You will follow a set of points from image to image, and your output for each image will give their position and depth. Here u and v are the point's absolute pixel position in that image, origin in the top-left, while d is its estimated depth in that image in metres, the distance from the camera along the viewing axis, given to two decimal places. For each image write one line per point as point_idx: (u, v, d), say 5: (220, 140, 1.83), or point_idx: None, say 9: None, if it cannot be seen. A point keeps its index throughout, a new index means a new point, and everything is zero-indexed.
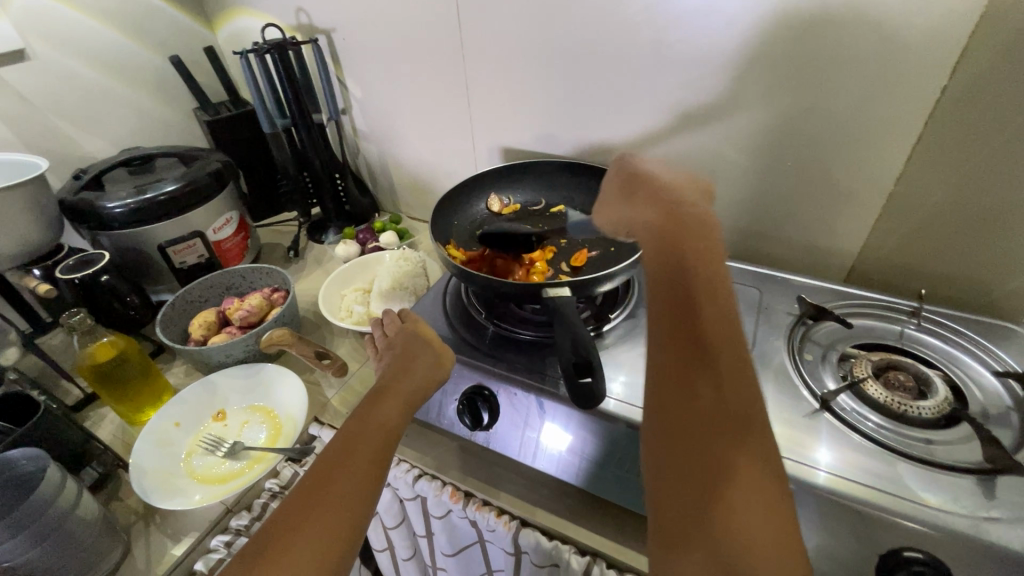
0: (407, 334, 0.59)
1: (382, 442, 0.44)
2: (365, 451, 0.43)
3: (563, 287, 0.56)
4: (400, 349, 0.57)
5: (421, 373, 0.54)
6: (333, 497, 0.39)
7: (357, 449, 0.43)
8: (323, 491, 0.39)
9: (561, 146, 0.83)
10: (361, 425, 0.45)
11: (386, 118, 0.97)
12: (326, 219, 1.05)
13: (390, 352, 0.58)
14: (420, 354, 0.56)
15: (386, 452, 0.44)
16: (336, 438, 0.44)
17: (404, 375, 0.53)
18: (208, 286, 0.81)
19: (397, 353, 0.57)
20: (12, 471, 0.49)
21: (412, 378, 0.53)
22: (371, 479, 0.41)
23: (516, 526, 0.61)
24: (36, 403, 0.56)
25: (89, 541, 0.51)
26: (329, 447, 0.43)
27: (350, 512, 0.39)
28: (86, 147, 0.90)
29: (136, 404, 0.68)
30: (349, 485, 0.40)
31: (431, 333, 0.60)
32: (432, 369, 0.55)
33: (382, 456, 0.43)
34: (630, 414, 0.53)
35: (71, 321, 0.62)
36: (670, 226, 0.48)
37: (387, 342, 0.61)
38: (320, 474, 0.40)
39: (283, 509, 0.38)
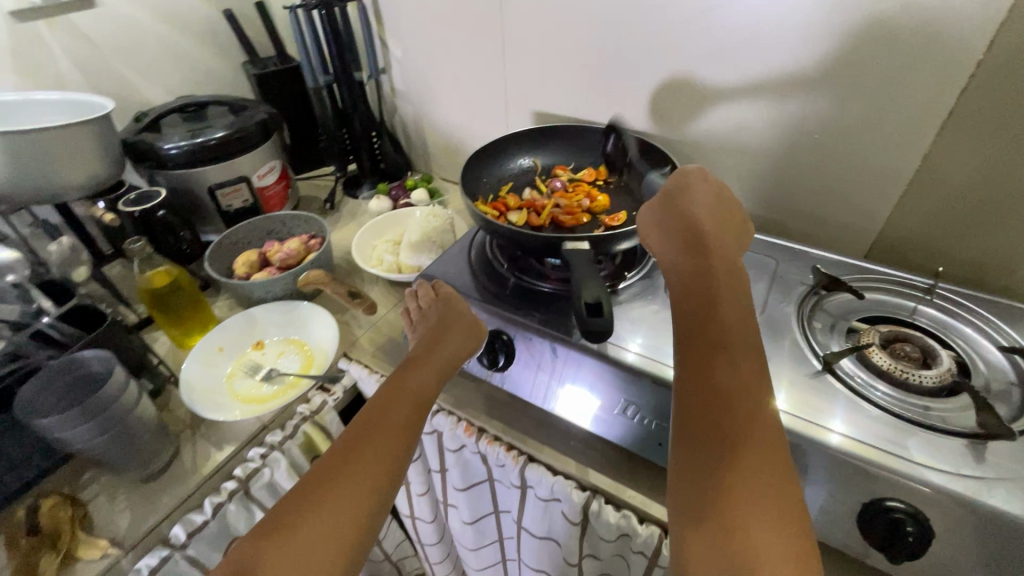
0: (442, 306, 0.64)
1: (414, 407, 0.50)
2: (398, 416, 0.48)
3: (582, 242, 0.59)
4: (434, 321, 0.63)
5: (452, 349, 0.59)
6: (368, 451, 0.45)
7: (389, 413, 0.48)
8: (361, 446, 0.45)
9: (589, 112, 0.85)
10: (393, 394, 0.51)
11: (423, 79, 1.00)
12: (361, 175, 1.08)
13: (426, 323, 0.63)
14: (454, 330, 0.61)
15: (416, 417, 0.50)
16: (369, 404, 0.50)
17: (436, 346, 0.58)
18: (252, 229, 0.87)
19: (433, 324, 0.62)
20: (84, 370, 0.55)
21: (444, 350, 0.58)
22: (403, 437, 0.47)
23: (524, 461, 0.64)
24: (102, 313, 0.61)
25: (144, 439, 0.58)
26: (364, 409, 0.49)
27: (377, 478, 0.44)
28: (147, 93, 0.96)
29: (187, 329, 0.75)
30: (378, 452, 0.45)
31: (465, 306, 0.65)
32: (464, 344, 0.60)
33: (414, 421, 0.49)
34: (640, 362, 0.56)
35: (134, 247, 0.68)
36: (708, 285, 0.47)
37: (421, 314, 0.66)
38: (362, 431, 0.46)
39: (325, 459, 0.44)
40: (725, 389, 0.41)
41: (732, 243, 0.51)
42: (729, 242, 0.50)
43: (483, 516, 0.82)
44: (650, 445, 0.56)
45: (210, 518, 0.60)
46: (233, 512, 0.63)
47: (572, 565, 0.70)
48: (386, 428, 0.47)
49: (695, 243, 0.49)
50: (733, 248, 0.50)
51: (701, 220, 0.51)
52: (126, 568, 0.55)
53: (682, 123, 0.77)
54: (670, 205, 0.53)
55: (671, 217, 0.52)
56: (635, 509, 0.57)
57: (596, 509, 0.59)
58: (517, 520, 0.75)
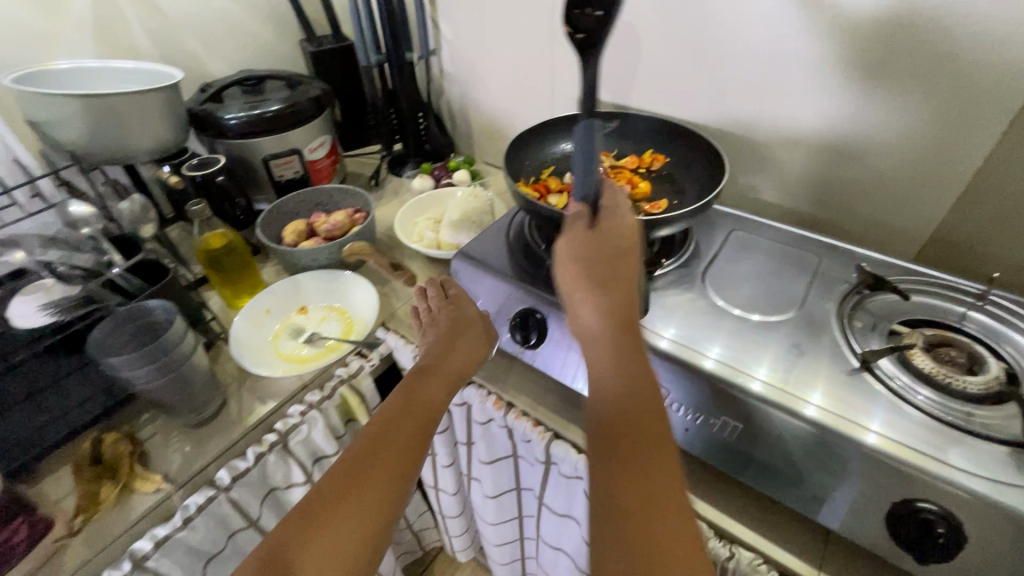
0: (452, 310, 0.63)
1: (425, 418, 0.50)
2: (408, 428, 0.49)
3: None
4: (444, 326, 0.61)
5: (460, 356, 0.58)
6: (377, 466, 0.45)
7: (399, 426, 0.48)
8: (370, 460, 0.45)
9: (636, 99, 0.85)
10: (408, 403, 0.51)
11: (472, 61, 1.02)
12: (405, 154, 1.11)
13: (433, 326, 0.62)
14: (464, 337, 0.60)
15: (429, 428, 0.50)
16: (378, 414, 0.50)
17: (449, 353, 0.58)
18: (301, 200, 0.91)
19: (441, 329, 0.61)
20: (148, 317, 0.59)
21: (456, 356, 0.58)
22: (412, 450, 0.47)
23: (550, 437, 0.65)
24: (166, 268, 0.66)
25: (197, 386, 0.62)
26: (373, 419, 0.49)
27: (387, 490, 0.45)
28: (212, 67, 1.00)
29: (238, 291, 0.79)
30: (386, 468, 0.45)
31: (475, 311, 0.64)
32: (476, 350, 0.60)
33: (424, 434, 0.50)
34: (673, 349, 0.57)
35: (195, 209, 0.72)
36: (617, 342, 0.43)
37: (431, 317, 0.65)
38: (367, 447, 0.46)
39: (334, 472, 0.45)
40: (638, 451, 0.38)
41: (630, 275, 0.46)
42: (625, 277, 0.46)
43: (505, 491, 0.85)
44: (678, 428, 0.58)
45: (251, 466, 0.64)
46: (272, 462, 0.66)
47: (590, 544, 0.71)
48: (390, 444, 0.47)
49: (598, 287, 0.45)
50: (628, 282, 0.46)
51: (602, 256, 0.46)
52: (175, 503, 0.60)
53: (730, 114, 0.76)
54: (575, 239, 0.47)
55: (574, 257, 0.46)
56: None
57: None
58: (539, 496, 0.77)
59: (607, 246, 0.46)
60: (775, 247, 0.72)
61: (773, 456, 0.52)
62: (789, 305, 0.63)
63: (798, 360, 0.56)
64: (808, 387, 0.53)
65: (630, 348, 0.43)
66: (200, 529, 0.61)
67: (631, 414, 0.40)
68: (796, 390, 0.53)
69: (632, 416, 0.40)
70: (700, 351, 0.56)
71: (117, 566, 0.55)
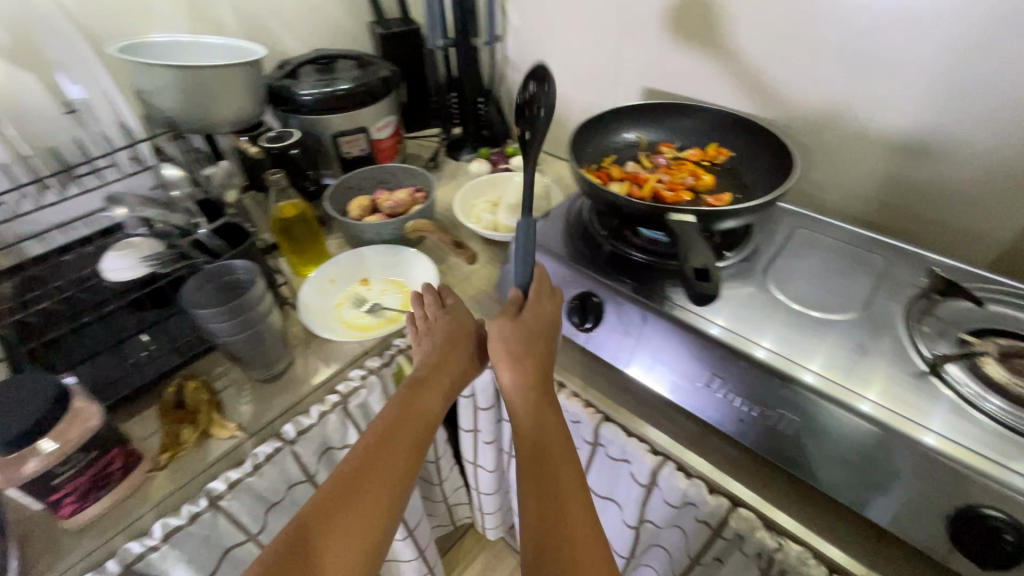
0: (450, 321, 0.63)
1: (416, 434, 0.54)
2: (400, 443, 0.52)
3: (688, 214, 0.60)
4: (441, 338, 0.62)
5: (455, 368, 0.60)
6: (369, 485, 0.49)
7: (390, 443, 0.52)
8: (364, 476, 0.49)
9: (704, 92, 0.85)
10: (397, 422, 0.53)
11: (537, 49, 1.03)
12: (463, 138, 1.13)
13: (431, 334, 0.63)
14: (459, 350, 0.61)
15: (420, 443, 0.54)
16: (371, 429, 0.53)
17: (441, 367, 0.59)
18: (366, 177, 0.94)
19: (438, 340, 0.62)
20: (232, 276, 0.63)
21: (451, 369, 0.60)
22: (404, 463, 0.51)
23: (599, 419, 0.67)
24: (247, 232, 0.70)
25: (270, 344, 0.66)
26: (366, 435, 0.52)
27: (376, 511, 0.48)
28: (288, 47, 1.03)
29: (305, 259, 0.83)
30: (375, 491, 0.49)
31: (469, 323, 0.64)
32: (468, 362, 0.62)
33: (415, 448, 0.53)
34: (731, 338, 0.57)
35: (273, 178, 0.77)
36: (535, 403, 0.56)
37: (427, 324, 0.64)
38: (356, 470, 0.49)
39: (327, 491, 0.48)
40: (557, 489, 0.50)
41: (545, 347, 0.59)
42: (541, 347, 0.59)
43: None
44: (730, 420, 0.58)
45: (315, 423, 0.68)
46: (333, 421, 0.70)
47: (630, 526, 0.72)
48: (378, 466, 0.50)
49: (518, 358, 0.57)
50: (542, 351, 0.59)
51: (522, 333, 0.58)
52: (246, 451, 0.64)
53: (804, 109, 0.76)
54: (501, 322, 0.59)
55: (501, 338, 0.58)
56: (708, 479, 0.58)
57: (667, 473, 0.62)
58: None
59: (531, 327, 0.59)
60: (839, 247, 0.71)
61: (830, 451, 0.52)
62: (853, 305, 0.62)
63: (862, 359, 0.55)
64: (868, 386, 0.53)
65: (543, 409, 0.56)
66: (267, 478, 0.65)
67: (546, 460, 0.52)
68: (855, 385, 0.53)
69: (546, 463, 0.52)
70: (752, 340, 0.57)
71: (196, 502, 0.59)
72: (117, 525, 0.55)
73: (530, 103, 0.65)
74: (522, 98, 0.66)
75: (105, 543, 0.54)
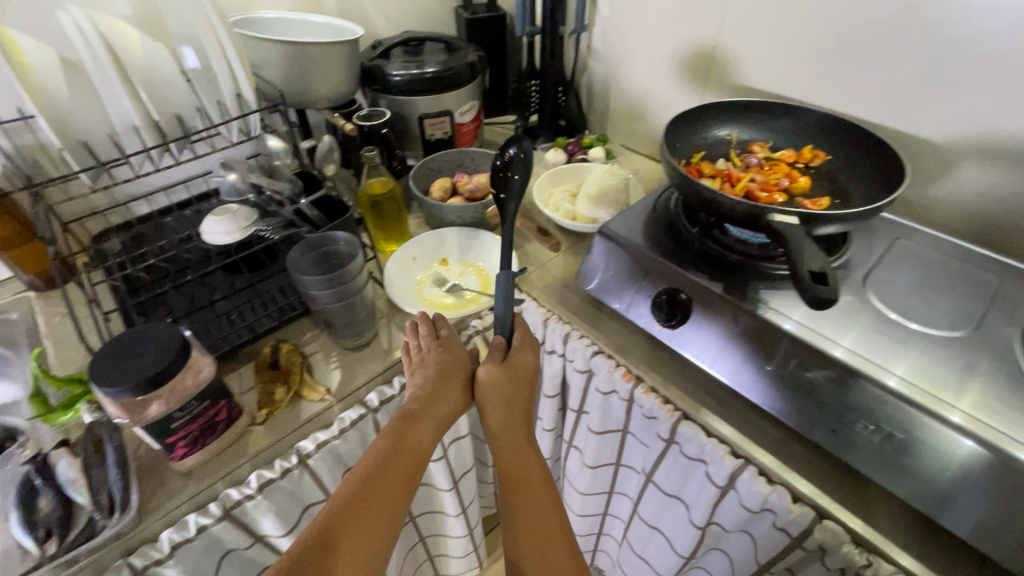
0: (446, 355, 0.63)
1: (410, 464, 0.53)
2: (396, 472, 0.52)
3: (792, 216, 0.58)
4: (435, 371, 0.61)
5: (447, 406, 0.59)
6: (368, 517, 0.48)
7: (385, 473, 0.51)
8: (361, 506, 0.48)
9: (803, 91, 0.82)
10: (393, 452, 0.53)
11: (623, 40, 1.02)
12: (539, 127, 1.14)
13: (424, 368, 0.61)
14: (453, 385, 0.61)
15: (414, 475, 0.53)
16: (362, 462, 0.52)
17: (435, 400, 0.58)
18: (447, 159, 0.96)
19: (432, 374, 0.61)
20: (332, 246, 0.66)
21: (442, 404, 0.59)
22: (399, 492, 0.51)
23: (677, 417, 0.66)
24: (345, 206, 0.72)
25: (362, 315, 0.69)
26: (360, 463, 0.51)
27: (375, 542, 0.47)
28: (379, 29, 1.05)
29: (388, 236, 0.86)
30: (373, 523, 0.48)
31: (463, 358, 0.64)
32: (462, 396, 0.61)
33: (409, 480, 0.53)
34: (800, 331, 0.57)
35: (368, 155, 0.79)
36: (515, 429, 0.61)
37: (420, 357, 0.64)
38: (352, 501, 0.48)
39: (322, 522, 0.47)
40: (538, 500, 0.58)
41: (525, 387, 0.63)
42: (522, 387, 0.63)
43: (604, 464, 0.87)
44: (820, 430, 0.57)
45: (397, 394, 0.70)
46: None
47: (696, 527, 0.72)
48: (377, 497, 0.49)
49: (502, 399, 0.61)
50: (523, 390, 0.63)
51: (507, 377, 0.62)
52: (333, 415, 0.66)
53: (914, 113, 0.72)
54: (490, 366, 0.62)
55: (487, 379, 0.61)
56: (792, 487, 0.57)
57: (746, 478, 0.60)
58: (644, 473, 0.78)
59: (518, 373, 0.63)
60: (945, 261, 0.67)
61: (932, 471, 0.50)
62: (963, 323, 0.59)
63: (974, 380, 0.53)
64: (960, 400, 0.50)
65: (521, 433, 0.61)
66: (350, 442, 0.68)
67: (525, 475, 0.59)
68: (958, 402, 0.50)
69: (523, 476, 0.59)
70: (828, 338, 0.56)
71: (287, 459, 0.63)
72: (217, 473, 0.59)
73: (507, 165, 0.76)
74: (501, 160, 0.77)
75: (207, 487, 0.58)
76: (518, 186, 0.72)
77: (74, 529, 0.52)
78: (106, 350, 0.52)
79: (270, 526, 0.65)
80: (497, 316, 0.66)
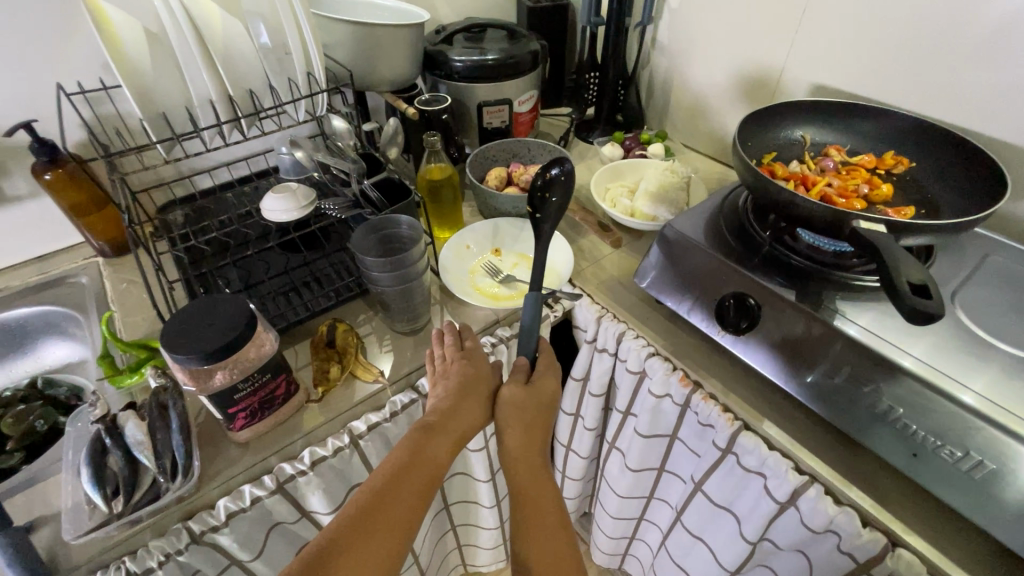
0: (472, 367, 0.62)
1: (422, 484, 0.52)
2: (408, 491, 0.51)
3: (880, 224, 0.55)
4: (460, 383, 0.60)
5: (467, 421, 0.58)
6: (380, 525, 0.48)
7: (399, 489, 0.50)
8: (373, 518, 0.48)
9: (886, 94, 0.77)
10: (411, 463, 0.52)
11: (692, 34, 0.98)
12: (596, 120, 1.11)
13: (450, 378, 0.61)
14: (475, 400, 0.60)
15: (428, 489, 0.53)
16: (380, 469, 0.51)
17: (456, 414, 0.57)
18: (503, 149, 0.94)
19: (456, 386, 0.60)
20: (394, 230, 0.65)
21: (463, 419, 0.58)
22: (414, 502, 0.51)
23: (737, 427, 0.63)
24: (406, 189, 0.71)
25: (419, 300, 0.69)
26: (378, 472, 0.51)
27: (385, 549, 0.47)
28: (441, 14, 1.04)
29: (443, 222, 0.85)
30: (385, 532, 0.48)
31: (488, 374, 0.63)
32: (481, 414, 0.60)
33: (419, 502, 0.51)
34: (863, 335, 0.55)
35: (431, 140, 0.79)
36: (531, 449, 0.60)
37: (444, 367, 0.63)
38: (367, 508, 0.48)
39: (336, 527, 0.47)
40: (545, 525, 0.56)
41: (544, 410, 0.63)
42: (542, 408, 0.63)
43: (647, 468, 0.85)
44: (900, 453, 0.53)
45: None
46: None
47: (746, 542, 0.69)
48: (390, 506, 0.49)
49: (521, 419, 0.61)
50: (542, 414, 0.63)
51: (527, 399, 0.62)
52: (385, 397, 0.67)
53: (1015, 121, 0.67)
54: (512, 387, 0.62)
55: (508, 401, 0.61)
56: (860, 510, 0.54)
57: (810, 496, 0.57)
58: (692, 482, 0.76)
59: (539, 398, 0.63)
60: None
61: None
62: None
63: None
64: None
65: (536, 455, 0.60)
66: (400, 426, 0.68)
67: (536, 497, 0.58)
68: None
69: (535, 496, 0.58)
70: (894, 347, 0.54)
71: (339, 438, 0.63)
72: (272, 447, 0.60)
73: (546, 185, 0.74)
74: (541, 178, 0.74)
75: (262, 460, 0.59)
76: (557, 206, 0.71)
77: (139, 491, 0.53)
78: (180, 318, 0.53)
79: (319, 502, 0.65)
80: (522, 329, 0.65)
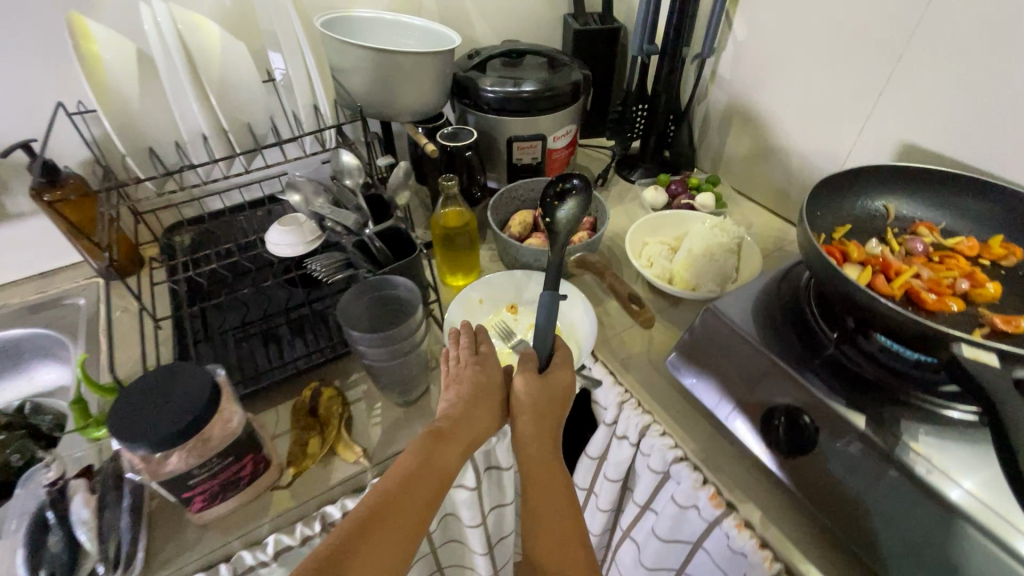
0: (484, 366, 0.56)
1: (432, 487, 0.45)
2: (418, 494, 0.44)
3: (991, 354, 0.42)
4: (472, 385, 0.53)
5: (479, 421, 0.52)
6: (389, 529, 0.41)
7: (409, 491, 0.43)
8: (380, 521, 0.41)
9: (998, 163, 0.64)
10: (420, 465, 0.45)
11: (758, 70, 0.86)
12: (640, 157, 1.00)
13: (461, 381, 0.54)
14: (489, 399, 0.54)
15: (438, 492, 0.46)
16: (384, 476, 0.44)
17: (467, 415, 0.51)
18: (532, 189, 0.85)
19: (468, 388, 0.53)
20: (387, 293, 0.58)
21: (473, 420, 0.51)
22: (424, 503, 0.44)
23: (777, 569, 0.53)
24: (411, 242, 0.64)
25: (413, 371, 0.61)
26: (382, 478, 0.44)
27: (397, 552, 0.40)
28: (479, 34, 0.96)
29: (456, 269, 0.77)
30: (396, 536, 0.41)
31: (500, 369, 0.57)
32: (493, 416, 0.54)
33: (431, 500, 0.45)
34: (927, 474, 0.45)
35: (446, 184, 0.70)
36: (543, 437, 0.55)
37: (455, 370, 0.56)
38: (373, 512, 0.41)
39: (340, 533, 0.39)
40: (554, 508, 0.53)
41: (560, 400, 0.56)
42: (559, 396, 0.56)
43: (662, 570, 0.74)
44: None
45: None
46: None
47: None
48: (400, 509, 0.42)
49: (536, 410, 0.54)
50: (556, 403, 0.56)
51: (542, 390, 0.55)
52: (367, 479, 0.59)
53: None
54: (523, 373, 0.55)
55: (522, 391, 0.55)
56: None
57: None
58: None
59: (554, 389, 0.56)
60: None
61: None
62: None
63: None
64: None
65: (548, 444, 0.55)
66: None
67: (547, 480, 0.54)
68: None
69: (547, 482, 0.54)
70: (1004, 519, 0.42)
71: (310, 524, 0.56)
72: (234, 531, 0.53)
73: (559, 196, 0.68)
74: (557, 188, 0.68)
75: (223, 544, 0.53)
76: (574, 214, 0.64)
77: None
78: (133, 390, 0.47)
79: None
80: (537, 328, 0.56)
